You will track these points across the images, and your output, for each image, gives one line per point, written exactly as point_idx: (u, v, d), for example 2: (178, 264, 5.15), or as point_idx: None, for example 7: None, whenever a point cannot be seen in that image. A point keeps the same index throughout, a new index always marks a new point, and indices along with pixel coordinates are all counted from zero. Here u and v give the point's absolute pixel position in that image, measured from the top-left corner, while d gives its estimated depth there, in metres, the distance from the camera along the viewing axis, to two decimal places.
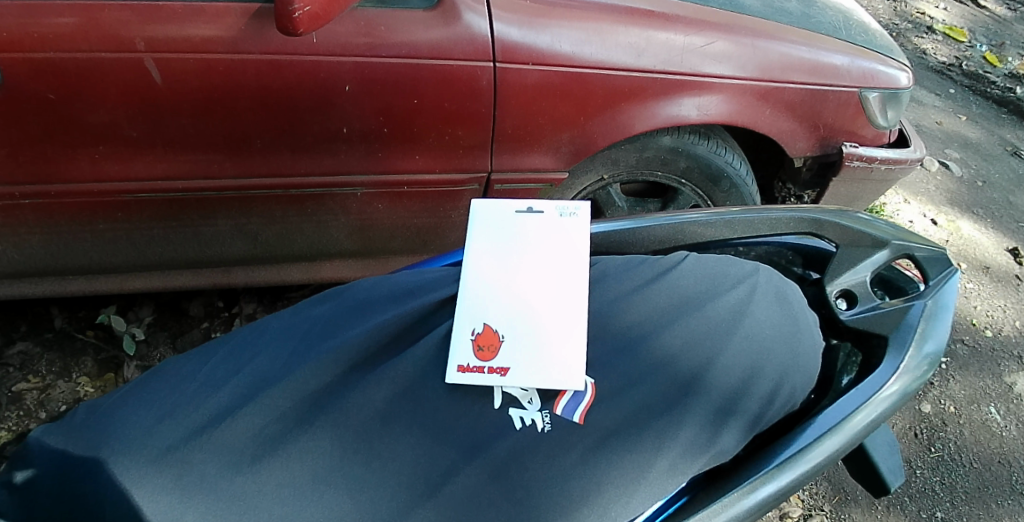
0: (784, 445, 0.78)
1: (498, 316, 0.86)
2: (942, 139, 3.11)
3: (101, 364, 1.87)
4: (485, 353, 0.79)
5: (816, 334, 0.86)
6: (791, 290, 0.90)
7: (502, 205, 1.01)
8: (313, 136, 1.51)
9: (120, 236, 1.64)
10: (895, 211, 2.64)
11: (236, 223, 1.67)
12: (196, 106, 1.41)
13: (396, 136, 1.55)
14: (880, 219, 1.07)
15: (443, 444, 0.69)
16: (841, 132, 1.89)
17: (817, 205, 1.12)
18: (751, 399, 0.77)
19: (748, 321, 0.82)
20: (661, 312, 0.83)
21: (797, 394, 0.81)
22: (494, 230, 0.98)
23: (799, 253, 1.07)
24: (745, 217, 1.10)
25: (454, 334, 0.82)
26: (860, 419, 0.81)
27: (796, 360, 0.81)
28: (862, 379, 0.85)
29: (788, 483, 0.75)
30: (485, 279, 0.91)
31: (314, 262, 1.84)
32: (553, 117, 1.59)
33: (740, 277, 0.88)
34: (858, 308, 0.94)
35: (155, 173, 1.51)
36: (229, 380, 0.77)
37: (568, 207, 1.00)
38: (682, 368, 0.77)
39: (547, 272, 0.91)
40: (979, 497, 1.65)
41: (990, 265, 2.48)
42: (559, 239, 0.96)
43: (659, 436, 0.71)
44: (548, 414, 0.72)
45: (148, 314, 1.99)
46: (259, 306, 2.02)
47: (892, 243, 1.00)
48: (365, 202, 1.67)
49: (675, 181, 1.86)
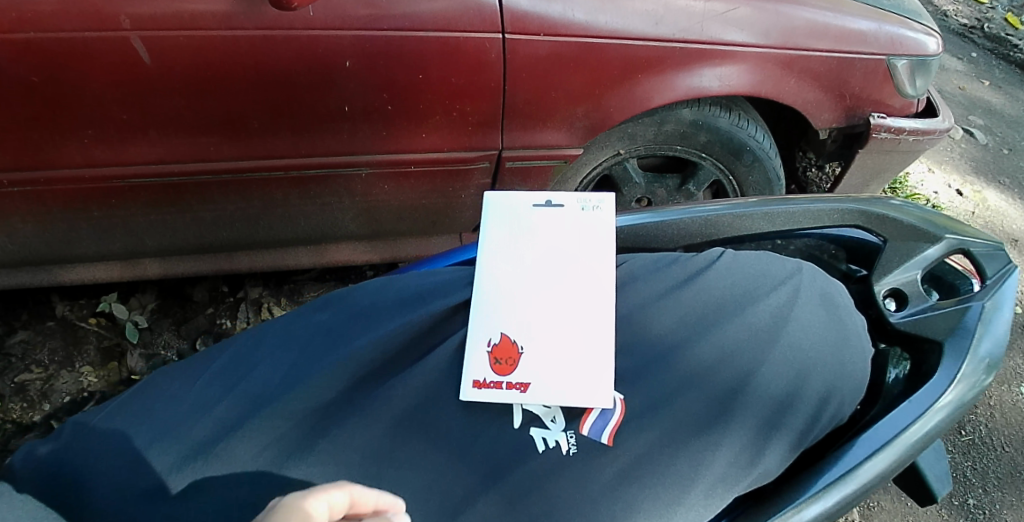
0: (831, 464, 0.76)
1: (516, 323, 0.86)
2: (966, 105, 2.99)
3: (105, 353, 1.82)
4: (503, 367, 0.78)
5: (865, 338, 0.82)
6: (835, 290, 0.86)
7: (516, 199, 0.99)
8: (313, 115, 1.42)
9: (118, 223, 1.57)
10: (919, 181, 2.54)
11: (237, 207, 1.59)
12: (190, 86, 1.33)
13: (402, 113, 1.46)
14: (913, 203, 1.05)
15: (460, 469, 0.66)
16: (868, 101, 1.78)
17: (845, 195, 1.09)
18: (796, 416, 0.74)
19: (791, 328, 0.78)
20: (694, 319, 0.79)
21: (844, 408, 0.77)
22: (509, 228, 0.97)
23: (841, 246, 1.04)
24: (784, 208, 1.06)
25: (470, 342, 0.80)
26: (913, 433, 0.79)
27: (843, 371, 0.78)
28: (915, 390, 0.84)
29: (836, 504, 0.73)
30: (500, 281, 0.90)
31: (319, 246, 1.77)
32: (566, 89, 1.49)
33: (782, 277, 0.83)
34: (907, 310, 0.91)
35: (150, 157, 1.43)
36: (224, 397, 0.71)
37: (591, 200, 0.98)
38: (722, 381, 0.74)
39: (568, 276, 0.91)
40: (1012, 482, 1.58)
41: (1019, 237, 2.39)
42: (580, 238, 0.94)
43: (703, 458, 0.69)
44: (574, 434, 0.70)
45: (151, 301, 1.92)
46: (265, 290, 1.95)
47: (947, 236, 0.95)
48: (371, 182, 1.59)
49: (696, 155, 1.77)
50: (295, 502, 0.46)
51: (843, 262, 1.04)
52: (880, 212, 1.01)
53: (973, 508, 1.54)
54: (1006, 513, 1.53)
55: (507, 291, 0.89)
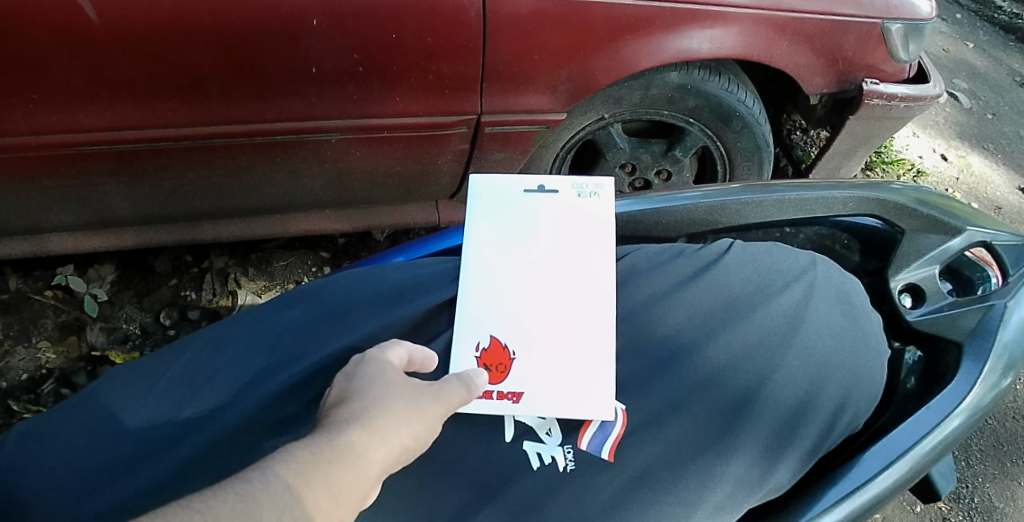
0: (847, 476, 0.81)
1: (503, 320, 0.93)
2: (950, 67, 2.94)
3: (63, 327, 1.71)
4: (496, 375, 0.87)
5: (881, 338, 0.86)
6: (852, 287, 0.90)
7: (505, 188, 1.03)
8: (278, 77, 1.31)
9: (70, 194, 1.45)
10: (904, 145, 2.50)
11: (197, 174, 1.47)
12: (144, 48, 1.21)
13: (374, 75, 1.35)
14: (905, 185, 1.10)
15: (453, 485, 0.71)
16: (860, 67, 1.71)
17: (848, 180, 1.12)
18: (811, 423, 0.78)
19: (804, 329, 0.83)
20: (702, 317, 0.84)
21: (859, 415, 0.82)
22: (496, 216, 1.01)
23: (854, 235, 1.06)
24: (796, 195, 1.07)
25: (461, 350, 0.88)
26: (928, 442, 0.84)
27: (859, 377, 0.82)
28: (934, 396, 0.89)
29: (851, 512, 0.79)
30: (488, 275, 0.96)
31: (280, 215, 1.65)
32: (551, 51, 1.40)
33: (794, 275, 0.88)
34: (924, 308, 0.95)
35: (103, 123, 1.31)
36: (187, 406, 0.75)
37: (588, 186, 1.03)
38: (734, 389, 0.78)
39: (561, 272, 0.96)
40: (995, 454, 1.59)
41: (1002, 205, 2.37)
42: (583, 231, 0.99)
43: (725, 469, 0.74)
44: (570, 450, 0.74)
45: (111, 272, 1.80)
46: (231, 260, 1.85)
47: (967, 229, 0.98)
48: (342, 148, 1.48)
49: (683, 120, 1.69)
50: (379, 357, 0.73)
51: (858, 254, 1.06)
52: (897, 201, 1.03)
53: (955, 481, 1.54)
54: (988, 486, 1.54)
55: (494, 287, 0.95)
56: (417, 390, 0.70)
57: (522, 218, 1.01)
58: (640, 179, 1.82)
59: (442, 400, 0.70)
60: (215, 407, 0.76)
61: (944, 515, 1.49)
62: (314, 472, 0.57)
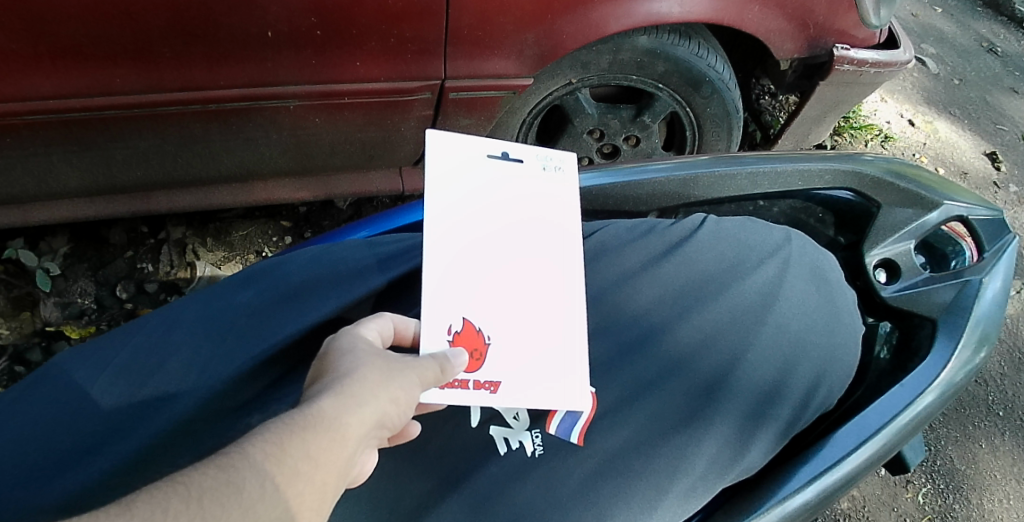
0: (822, 452, 0.83)
1: (477, 309, 0.77)
2: (919, 33, 2.94)
3: (15, 302, 1.64)
4: (473, 363, 0.75)
5: (855, 314, 0.90)
6: (828, 264, 0.93)
7: (473, 136, 0.85)
8: (232, 41, 1.23)
9: (13, 164, 1.35)
10: (873, 111, 2.49)
11: (151, 143, 1.38)
12: (89, 10, 1.13)
13: (332, 39, 1.28)
14: (875, 155, 1.09)
15: (416, 473, 0.72)
16: (831, 31, 1.69)
17: (820, 151, 1.09)
18: (786, 400, 0.81)
19: (780, 305, 0.86)
20: (674, 296, 0.86)
21: (833, 393, 0.85)
22: (459, 182, 0.81)
23: (830, 210, 1.07)
24: (772, 168, 1.05)
25: (429, 338, 0.73)
26: (904, 417, 0.87)
27: (831, 355, 0.86)
28: (907, 373, 0.91)
29: (825, 487, 0.81)
30: (456, 256, 0.77)
31: (246, 182, 1.58)
32: (517, 12, 1.35)
33: (770, 251, 0.91)
34: (899, 284, 0.98)
35: (49, 92, 1.21)
36: (131, 391, 0.71)
37: (553, 159, 0.90)
38: (708, 368, 0.81)
39: (536, 258, 0.83)
40: (959, 418, 1.60)
41: (969, 172, 2.37)
42: (555, 204, 0.87)
43: (701, 448, 0.76)
44: (539, 435, 0.75)
45: (64, 245, 1.72)
46: (189, 230, 1.78)
47: (944, 204, 1.00)
48: (300, 116, 1.41)
49: (651, 86, 1.66)
50: (351, 332, 0.70)
51: (833, 227, 1.07)
52: (872, 173, 1.03)
53: None
54: (950, 449, 1.56)
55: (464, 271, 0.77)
56: (395, 362, 0.68)
57: (490, 187, 0.83)
58: (608, 145, 1.79)
59: (413, 369, 0.68)
60: (166, 394, 0.72)
61: (908, 477, 1.51)
62: (287, 442, 0.55)
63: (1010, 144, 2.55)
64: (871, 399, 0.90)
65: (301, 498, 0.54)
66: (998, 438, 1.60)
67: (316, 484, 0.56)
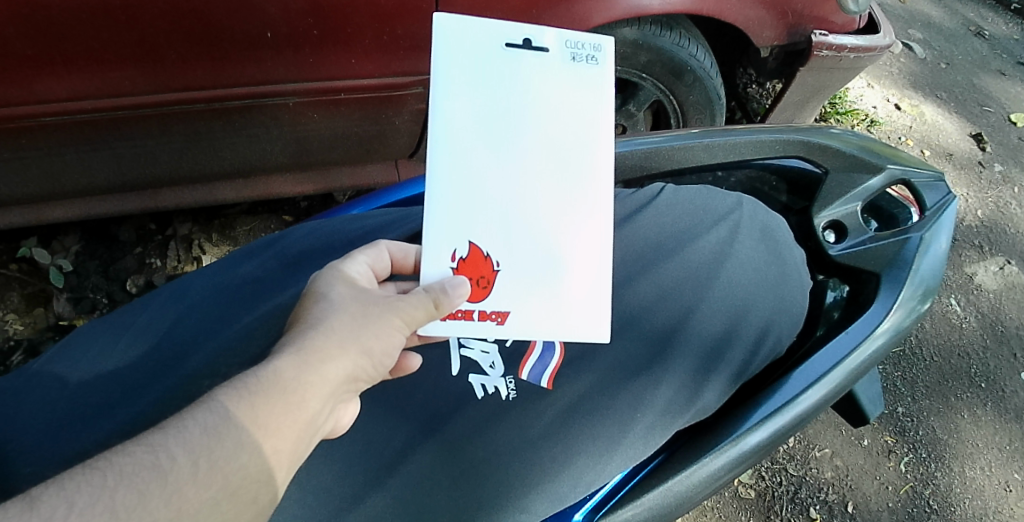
0: (774, 395, 0.90)
1: (486, 218, 0.78)
2: (907, 18, 2.98)
3: (30, 299, 1.71)
4: (478, 292, 0.80)
5: (802, 269, 0.97)
6: (776, 223, 0.99)
7: (482, 38, 0.80)
8: (234, 43, 1.30)
9: (29, 165, 1.42)
10: (859, 96, 2.51)
11: (158, 143, 1.46)
12: (98, 16, 1.19)
13: (329, 38, 1.35)
14: (850, 130, 1.17)
15: (405, 423, 0.80)
16: (810, 18, 1.74)
17: (777, 124, 1.17)
18: (736, 348, 0.88)
19: (731, 262, 0.92)
20: (636, 257, 0.93)
21: (782, 340, 0.92)
22: (471, 79, 0.78)
23: (782, 177, 1.14)
24: (727, 140, 1.14)
25: (433, 263, 0.78)
26: (854, 359, 0.93)
27: (780, 306, 0.92)
28: (853, 322, 0.97)
29: (779, 426, 0.88)
30: (461, 167, 0.77)
31: (250, 179, 1.66)
32: (504, 8, 1.41)
33: (723, 214, 0.97)
34: (846, 242, 1.03)
35: (62, 94, 1.28)
36: None
37: (581, 50, 0.83)
38: (664, 320, 0.88)
39: (559, 155, 0.80)
40: (940, 390, 1.67)
41: (954, 152, 2.38)
42: (580, 100, 0.82)
43: (660, 391, 0.83)
44: (513, 380, 0.83)
45: (75, 244, 1.80)
46: (195, 227, 1.86)
47: (888, 168, 1.07)
48: (299, 112, 1.48)
49: (636, 75, 1.72)
50: (338, 274, 0.78)
51: (785, 194, 1.14)
52: (824, 143, 1.11)
53: (901, 416, 1.61)
54: (932, 420, 1.61)
55: (472, 180, 0.77)
56: (379, 302, 0.75)
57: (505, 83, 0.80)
58: None
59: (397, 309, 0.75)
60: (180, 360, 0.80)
61: (890, 447, 1.56)
62: (264, 400, 0.61)
63: (997, 125, 2.58)
64: (821, 345, 0.97)
65: (277, 445, 0.61)
66: (980, 408, 1.65)
67: (290, 434, 0.62)
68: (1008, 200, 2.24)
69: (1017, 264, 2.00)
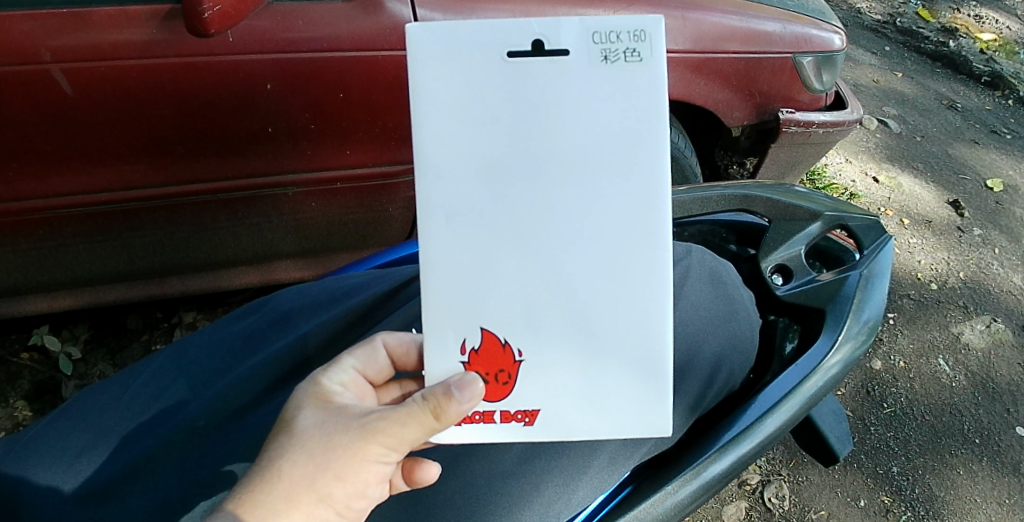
0: (730, 425, 0.93)
1: (500, 267, 0.71)
2: (881, 96, 3.15)
3: (39, 386, 1.76)
4: (497, 392, 0.75)
5: (750, 307, 1.02)
6: (724, 268, 1.06)
7: (479, 51, 0.69)
8: (238, 137, 1.42)
9: (44, 256, 1.51)
10: (838, 171, 2.62)
11: (165, 233, 1.55)
12: (115, 116, 1.31)
13: (325, 131, 1.47)
14: (816, 193, 1.24)
15: None
16: (777, 98, 1.86)
17: (753, 181, 1.26)
18: (692, 379, 0.93)
19: (682, 303, 0.97)
20: None
21: (735, 372, 0.98)
22: (471, 108, 0.69)
23: (731, 230, 1.25)
24: (677, 197, 1.24)
25: (438, 364, 0.73)
26: (811, 384, 0.97)
27: (731, 343, 0.97)
28: (804, 354, 1.00)
29: (744, 453, 0.91)
30: (464, 216, 0.70)
31: (256, 264, 1.74)
32: None
33: (674, 261, 1.04)
34: (793, 283, 1.09)
35: (78, 188, 1.39)
36: None
37: (610, 49, 0.70)
38: None
39: (586, 182, 0.71)
40: (933, 448, 1.68)
41: (933, 219, 2.46)
42: (607, 110, 0.70)
43: None
44: None
45: (84, 332, 1.86)
46: (200, 314, 1.93)
47: (826, 214, 1.15)
48: (298, 201, 1.58)
49: None
50: (314, 393, 0.76)
51: (735, 244, 1.24)
52: (762, 196, 1.19)
53: (897, 475, 1.61)
54: (928, 477, 1.62)
55: (475, 223, 0.70)
56: (353, 424, 0.72)
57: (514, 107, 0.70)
58: None
59: (376, 434, 0.71)
60: None
61: (887, 506, 1.56)
62: None
63: (974, 191, 2.67)
64: (776, 375, 1.00)
65: None
66: (975, 464, 1.66)
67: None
68: (989, 261, 2.29)
69: (1003, 321, 2.05)
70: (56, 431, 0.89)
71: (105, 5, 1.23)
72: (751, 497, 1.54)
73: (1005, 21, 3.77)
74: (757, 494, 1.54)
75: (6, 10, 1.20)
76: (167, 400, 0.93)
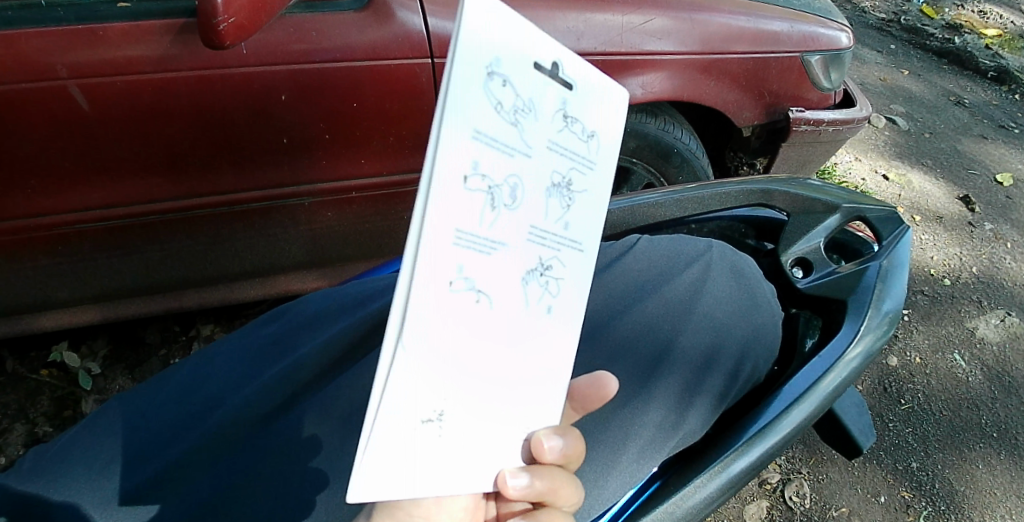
0: (752, 421, 0.93)
1: None
2: (889, 94, 3.15)
3: (59, 402, 1.77)
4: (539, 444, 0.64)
5: (773, 300, 1.03)
6: (745, 262, 1.07)
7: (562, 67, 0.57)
8: (254, 147, 1.44)
9: (63, 270, 1.53)
10: (848, 170, 2.62)
11: (184, 245, 1.57)
12: (131, 130, 1.33)
13: (340, 140, 1.49)
14: (831, 185, 1.25)
15: None
16: (786, 97, 1.87)
17: (767, 176, 1.28)
18: (717, 374, 0.93)
19: (704, 299, 0.99)
20: (621, 300, 1.00)
21: (760, 367, 0.98)
22: None
23: (750, 225, 1.25)
24: (697, 195, 1.28)
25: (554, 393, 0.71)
26: (830, 379, 0.97)
27: (755, 336, 0.98)
28: (824, 346, 1.01)
29: (767, 448, 0.91)
30: None
31: (271, 276, 1.75)
32: None
33: (695, 256, 1.05)
34: (814, 275, 1.10)
35: (96, 202, 1.41)
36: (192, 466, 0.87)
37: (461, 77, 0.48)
38: (648, 354, 0.93)
39: None
40: (952, 442, 1.68)
41: (944, 214, 2.45)
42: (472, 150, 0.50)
43: (645, 420, 0.88)
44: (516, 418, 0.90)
45: (103, 347, 1.88)
46: (217, 327, 1.95)
47: (843, 206, 1.16)
48: (314, 211, 1.60)
49: (627, 160, 1.85)
50: None
51: (754, 239, 1.25)
52: (779, 190, 1.22)
53: (916, 470, 1.61)
54: (947, 472, 1.62)
55: None
56: None
57: (530, 123, 0.54)
58: None
59: None
60: None
61: (907, 502, 1.55)
62: None
63: (984, 186, 2.66)
64: (797, 369, 1.00)
65: None
66: (994, 459, 1.65)
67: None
68: (1001, 255, 2.28)
69: (1017, 315, 2.04)
70: (84, 442, 0.90)
71: (121, 21, 1.26)
72: (772, 496, 1.53)
73: (1008, 16, 3.77)
74: (778, 493, 1.54)
75: (23, 28, 1.21)
76: (193, 409, 0.95)
